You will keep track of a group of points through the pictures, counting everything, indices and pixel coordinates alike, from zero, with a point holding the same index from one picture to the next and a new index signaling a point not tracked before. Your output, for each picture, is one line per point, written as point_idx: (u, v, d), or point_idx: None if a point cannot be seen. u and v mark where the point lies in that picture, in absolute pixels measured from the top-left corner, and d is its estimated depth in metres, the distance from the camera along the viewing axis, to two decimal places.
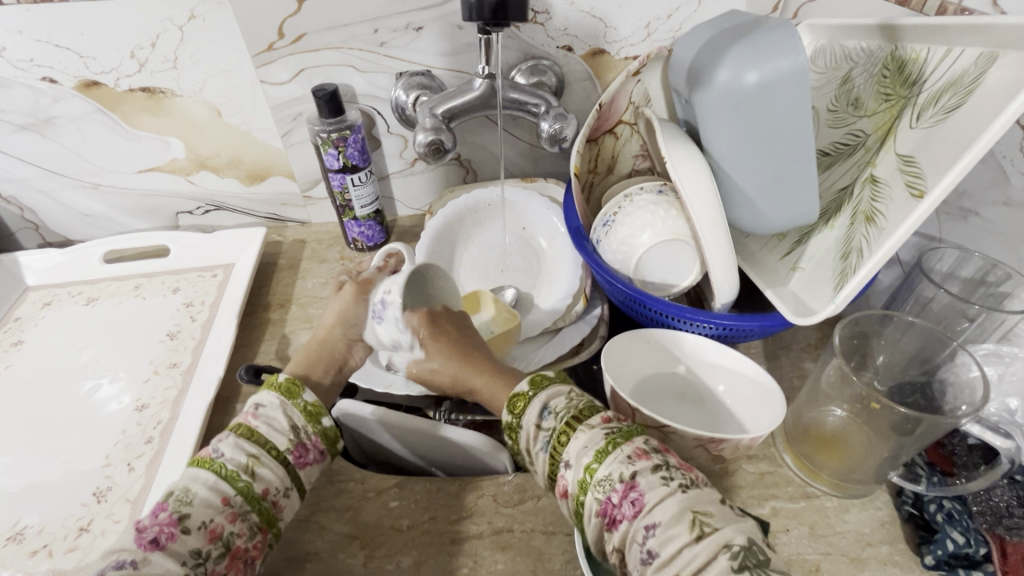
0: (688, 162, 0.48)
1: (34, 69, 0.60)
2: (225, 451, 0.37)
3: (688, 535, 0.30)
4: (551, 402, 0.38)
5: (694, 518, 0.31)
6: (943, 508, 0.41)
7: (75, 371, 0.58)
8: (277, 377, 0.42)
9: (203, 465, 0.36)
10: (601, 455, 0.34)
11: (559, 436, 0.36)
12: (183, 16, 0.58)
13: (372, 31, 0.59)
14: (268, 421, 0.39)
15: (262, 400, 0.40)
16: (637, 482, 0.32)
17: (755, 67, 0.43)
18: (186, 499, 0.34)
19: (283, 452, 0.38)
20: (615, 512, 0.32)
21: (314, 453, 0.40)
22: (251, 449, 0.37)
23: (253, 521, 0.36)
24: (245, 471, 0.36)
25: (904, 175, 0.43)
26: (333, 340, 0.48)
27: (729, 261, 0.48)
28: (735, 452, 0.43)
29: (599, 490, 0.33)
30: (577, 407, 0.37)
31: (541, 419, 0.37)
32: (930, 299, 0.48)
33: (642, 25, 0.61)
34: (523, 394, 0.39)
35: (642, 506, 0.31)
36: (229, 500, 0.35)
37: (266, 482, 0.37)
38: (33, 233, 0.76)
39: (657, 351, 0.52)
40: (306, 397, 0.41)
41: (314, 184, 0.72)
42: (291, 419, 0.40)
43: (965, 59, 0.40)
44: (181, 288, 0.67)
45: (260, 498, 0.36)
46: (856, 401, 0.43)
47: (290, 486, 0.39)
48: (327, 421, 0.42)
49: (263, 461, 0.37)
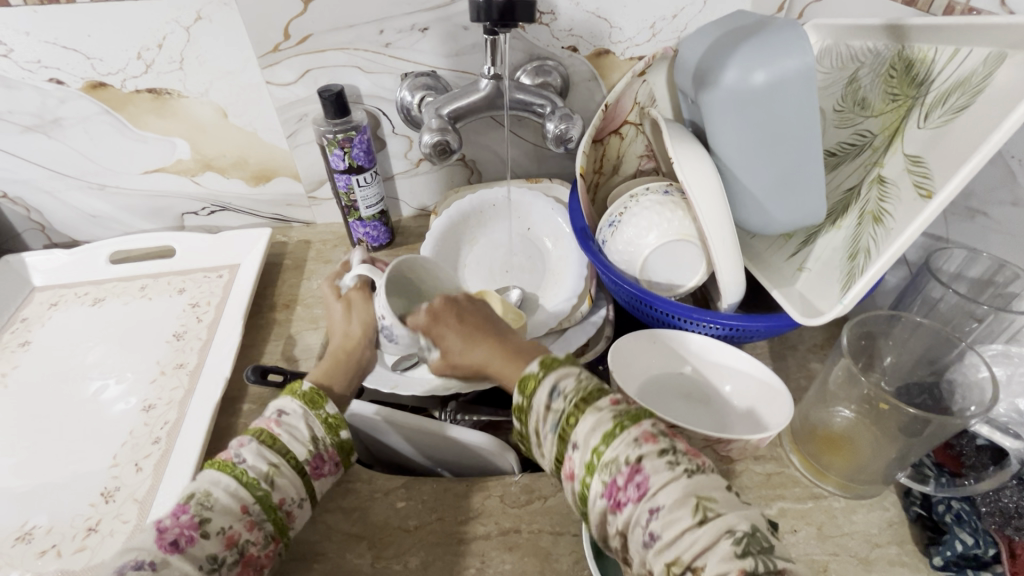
0: (694, 163, 0.48)
1: (41, 71, 0.60)
2: (247, 457, 0.36)
3: (691, 520, 0.29)
4: (561, 383, 0.35)
5: (698, 503, 0.29)
6: (951, 508, 0.41)
7: (82, 371, 0.58)
8: (300, 385, 0.41)
9: (224, 469, 0.36)
10: (608, 438, 0.32)
11: (568, 417, 0.34)
12: (190, 17, 0.58)
13: (378, 32, 0.59)
14: (290, 430, 0.39)
15: (286, 407, 0.40)
16: (643, 465, 0.30)
17: (763, 67, 0.43)
18: (207, 503, 0.34)
19: (301, 463, 0.38)
20: (620, 495, 0.31)
21: (330, 465, 0.40)
22: (272, 457, 0.37)
23: (268, 529, 0.36)
24: (265, 479, 0.36)
25: (912, 175, 0.43)
26: (357, 351, 0.49)
27: (736, 261, 0.48)
28: (740, 454, 0.44)
29: (605, 472, 0.31)
30: (586, 389, 0.34)
31: (549, 400, 0.35)
32: (938, 299, 0.48)
33: (647, 26, 0.61)
34: (534, 375, 0.37)
35: (646, 489, 0.30)
36: (248, 508, 0.35)
37: (283, 491, 0.37)
38: (39, 234, 0.76)
39: (663, 350, 0.53)
40: (329, 409, 0.41)
41: (319, 185, 0.72)
42: (312, 430, 0.40)
43: (973, 60, 0.40)
44: (187, 289, 0.67)
45: (277, 508, 0.36)
46: (864, 402, 0.44)
47: (305, 496, 0.38)
48: (345, 433, 0.41)
49: (283, 470, 0.37)
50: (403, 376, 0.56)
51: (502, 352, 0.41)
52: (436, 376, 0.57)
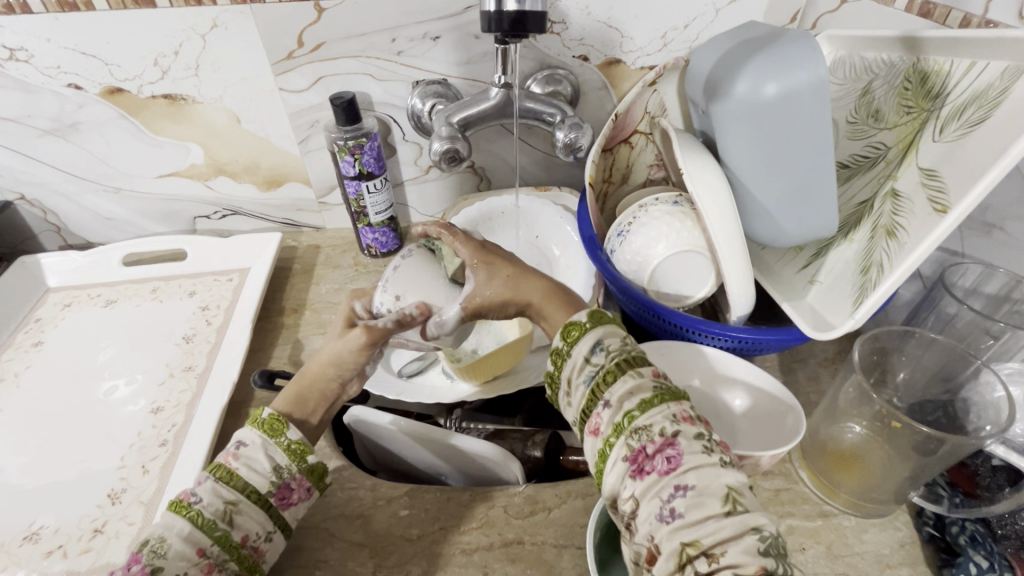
0: (704, 174, 0.47)
1: (60, 76, 0.61)
2: (202, 497, 0.35)
3: (718, 509, 0.28)
4: (606, 339, 0.35)
5: (728, 493, 0.28)
6: (965, 530, 0.40)
7: (93, 371, 0.59)
8: (261, 412, 0.40)
9: (178, 511, 0.34)
10: (645, 404, 0.32)
11: (606, 374, 0.34)
12: (206, 25, 0.58)
13: (390, 40, 0.60)
14: (249, 463, 0.37)
15: (245, 438, 0.38)
16: (678, 440, 0.30)
17: (774, 78, 0.42)
18: (160, 551, 0.32)
19: (264, 496, 0.36)
20: (645, 462, 0.30)
21: (299, 493, 0.38)
22: (228, 495, 0.35)
23: (232, 569, 0.34)
24: (223, 519, 0.34)
25: (926, 189, 0.42)
26: (325, 381, 0.43)
27: (745, 274, 0.48)
28: (753, 471, 0.43)
29: (633, 437, 0.31)
30: (629, 352, 0.34)
31: (591, 352, 0.35)
32: (953, 315, 0.47)
33: (658, 35, 0.61)
34: (579, 324, 0.37)
35: (676, 464, 0.29)
36: (205, 551, 0.33)
37: (245, 528, 0.35)
38: (55, 236, 0.77)
39: (674, 364, 0.51)
40: (290, 435, 0.39)
41: (330, 190, 0.73)
42: (273, 459, 0.38)
43: (990, 73, 0.39)
44: (198, 292, 0.68)
45: (239, 546, 0.35)
46: (876, 420, 0.43)
47: (273, 529, 0.37)
48: (313, 457, 0.39)
49: (241, 507, 0.35)
50: (408, 383, 0.56)
51: (538, 289, 0.41)
52: (442, 383, 0.57)
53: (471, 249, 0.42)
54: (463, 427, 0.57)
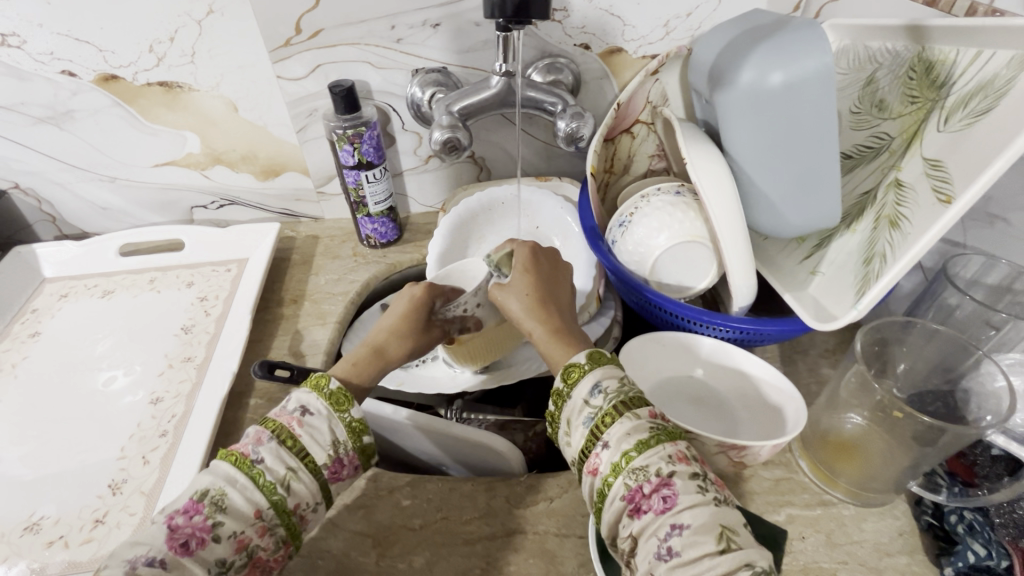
0: (708, 163, 0.47)
1: (53, 63, 0.60)
2: (266, 458, 0.35)
3: (713, 546, 0.29)
4: (604, 381, 0.36)
5: (722, 531, 0.30)
6: (963, 519, 0.40)
7: (90, 362, 0.58)
8: (328, 382, 0.39)
9: (241, 467, 0.35)
10: (641, 445, 0.33)
11: (604, 416, 0.35)
12: (202, 11, 0.58)
13: (390, 27, 0.59)
14: (312, 433, 0.37)
15: (311, 406, 0.38)
16: (674, 481, 0.31)
17: (780, 68, 0.42)
18: (221, 505, 0.33)
19: (319, 468, 0.37)
20: (642, 502, 0.32)
21: (348, 470, 0.38)
22: (290, 461, 0.36)
23: (279, 534, 0.35)
24: (281, 484, 0.35)
25: (931, 179, 0.42)
26: (389, 356, 0.46)
27: (748, 265, 0.47)
28: (754, 460, 0.43)
29: (631, 477, 0.32)
30: (628, 394, 0.35)
31: (589, 395, 0.36)
32: (955, 306, 0.48)
33: (660, 24, 0.60)
34: (579, 366, 0.38)
35: (672, 504, 0.31)
36: (262, 513, 0.34)
37: (299, 497, 0.36)
38: (50, 225, 0.77)
39: (671, 352, 0.52)
40: (354, 412, 0.39)
41: (328, 180, 0.72)
42: (333, 433, 0.38)
43: (997, 61, 0.39)
44: (196, 283, 0.67)
45: (290, 513, 0.35)
46: (878, 410, 0.43)
47: (320, 500, 0.37)
48: (367, 437, 0.39)
49: (300, 475, 0.36)
50: (409, 373, 0.56)
51: (545, 328, 0.42)
52: (444, 374, 0.57)
53: (522, 256, 0.46)
54: (463, 418, 0.57)
